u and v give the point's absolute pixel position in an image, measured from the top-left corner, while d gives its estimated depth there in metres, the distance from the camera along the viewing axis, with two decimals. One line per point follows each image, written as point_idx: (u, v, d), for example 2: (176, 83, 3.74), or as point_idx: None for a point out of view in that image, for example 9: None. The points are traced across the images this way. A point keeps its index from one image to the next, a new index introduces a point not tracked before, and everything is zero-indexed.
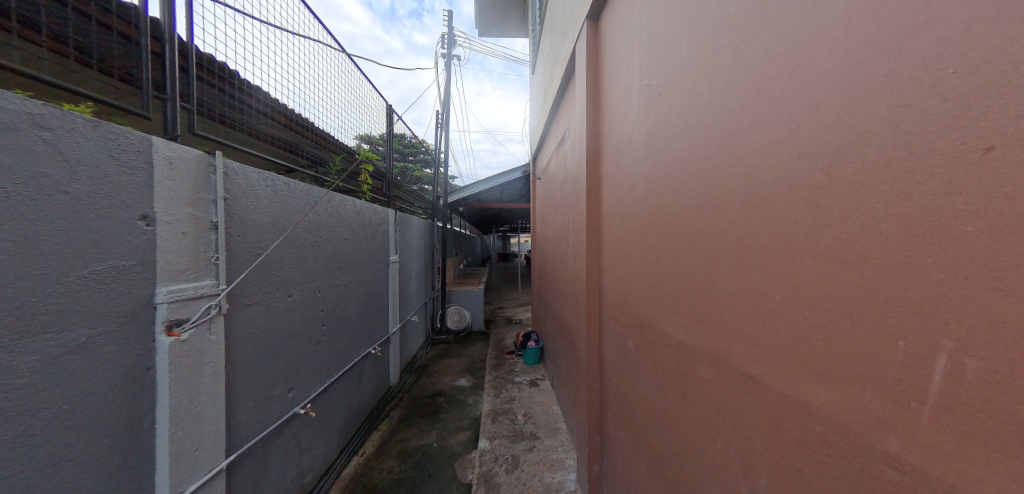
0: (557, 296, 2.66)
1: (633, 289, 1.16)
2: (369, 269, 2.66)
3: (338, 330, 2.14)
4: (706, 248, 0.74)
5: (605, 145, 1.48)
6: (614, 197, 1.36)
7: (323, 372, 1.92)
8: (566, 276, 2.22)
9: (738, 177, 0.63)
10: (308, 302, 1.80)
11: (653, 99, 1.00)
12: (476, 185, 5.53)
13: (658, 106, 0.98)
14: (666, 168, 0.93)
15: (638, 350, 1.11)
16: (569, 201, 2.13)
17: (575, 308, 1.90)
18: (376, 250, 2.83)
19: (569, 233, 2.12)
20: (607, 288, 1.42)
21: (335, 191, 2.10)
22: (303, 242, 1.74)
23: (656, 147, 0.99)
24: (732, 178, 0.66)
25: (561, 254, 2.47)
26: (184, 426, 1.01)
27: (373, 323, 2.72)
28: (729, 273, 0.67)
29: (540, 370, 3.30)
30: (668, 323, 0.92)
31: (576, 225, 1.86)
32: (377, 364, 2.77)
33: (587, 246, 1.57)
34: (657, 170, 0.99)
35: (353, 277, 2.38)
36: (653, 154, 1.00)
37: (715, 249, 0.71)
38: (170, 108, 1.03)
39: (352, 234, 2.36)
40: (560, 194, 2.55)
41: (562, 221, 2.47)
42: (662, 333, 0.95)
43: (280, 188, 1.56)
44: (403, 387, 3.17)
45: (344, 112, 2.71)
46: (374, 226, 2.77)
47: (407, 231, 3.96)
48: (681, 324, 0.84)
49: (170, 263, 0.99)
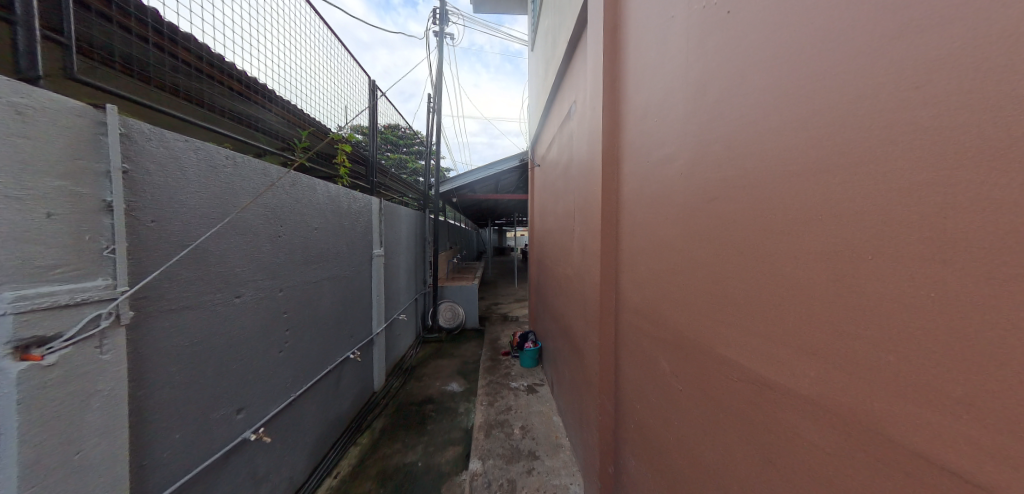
0: (559, 295, 2.40)
1: (671, 294, 0.90)
2: (346, 264, 2.37)
3: (307, 334, 1.85)
4: (837, 249, 0.51)
5: (626, 114, 1.20)
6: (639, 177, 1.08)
7: (288, 386, 1.65)
8: (571, 275, 1.96)
9: (955, 120, 0.38)
10: (266, 304, 1.51)
11: (725, 36, 0.72)
12: (470, 174, 5.20)
13: (733, 43, 0.70)
14: (750, 133, 0.67)
15: (682, 376, 0.86)
16: (576, 188, 1.86)
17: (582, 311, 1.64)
18: (355, 243, 2.54)
19: (575, 224, 1.86)
20: (627, 291, 1.16)
21: (298, 173, 1.79)
22: (255, 231, 1.43)
23: (726, 104, 0.72)
24: (922, 129, 0.41)
25: (564, 248, 2.20)
26: (55, 483, 0.73)
27: (353, 323, 2.44)
28: (900, 285, 0.44)
29: (538, 374, 3.06)
30: (747, 344, 0.68)
31: (585, 214, 1.59)
32: (357, 369, 2.51)
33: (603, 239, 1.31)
34: (725, 135, 0.73)
35: (328, 274, 2.10)
36: (721, 114, 0.73)
37: (869, 247, 0.47)
38: (23, 33, 0.73)
39: (324, 224, 2.06)
40: (564, 181, 2.26)
41: (566, 212, 2.18)
42: (733, 359, 0.71)
43: (220, 163, 1.25)
44: (388, 393, 2.90)
45: (317, 82, 2.37)
46: (352, 215, 2.47)
47: (394, 222, 3.66)
48: (770, 357, 0.63)
49: (22, 258, 0.69)
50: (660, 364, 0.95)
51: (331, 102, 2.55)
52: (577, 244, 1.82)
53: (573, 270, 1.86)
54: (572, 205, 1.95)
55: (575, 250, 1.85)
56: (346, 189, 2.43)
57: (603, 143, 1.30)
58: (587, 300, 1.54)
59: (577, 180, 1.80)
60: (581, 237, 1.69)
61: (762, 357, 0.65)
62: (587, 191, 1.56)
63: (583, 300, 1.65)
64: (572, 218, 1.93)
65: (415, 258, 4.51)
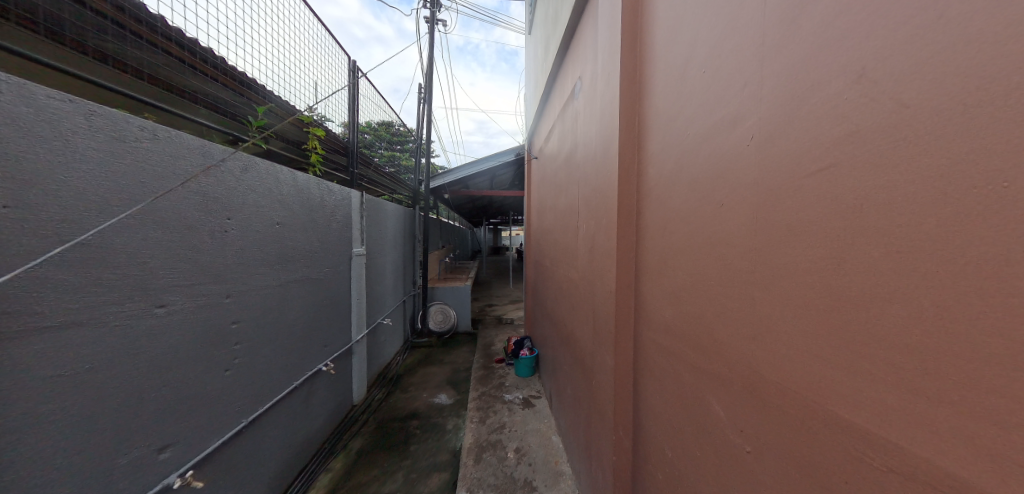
0: (560, 301, 2.16)
1: (733, 311, 0.67)
2: (319, 265, 2.10)
3: (268, 348, 1.58)
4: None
5: (655, 81, 0.96)
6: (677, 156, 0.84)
7: (240, 409, 1.39)
8: (574, 279, 1.72)
9: None
10: (208, 314, 1.24)
11: None
12: (463, 169, 4.93)
13: None
14: (862, 63, 0.42)
15: (748, 433, 0.62)
16: (582, 179, 1.61)
17: (590, 323, 1.40)
18: (331, 241, 2.26)
19: (580, 220, 1.62)
20: (658, 303, 0.93)
21: (256, 158, 1.51)
22: (190, 225, 1.16)
23: (823, 31, 0.47)
24: None
25: (566, 247, 1.96)
26: None
27: (327, 331, 2.17)
28: None
29: (535, 384, 2.82)
30: (859, 396, 0.43)
31: (595, 209, 1.34)
32: (332, 382, 2.24)
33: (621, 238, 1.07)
34: (818, 78, 0.48)
35: (295, 276, 1.83)
36: (813, 51, 0.49)
37: None
38: None
39: (290, 219, 1.78)
40: (566, 172, 2.02)
41: (568, 207, 1.94)
42: (836, 413, 0.46)
43: (133, 138, 0.97)
44: (369, 408, 2.63)
45: (297, 59, 2.07)
46: (325, 209, 2.18)
47: (379, 219, 3.38)
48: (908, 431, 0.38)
49: None
50: (713, 404, 0.71)
51: (315, 82, 2.26)
52: (582, 244, 1.58)
53: (578, 274, 1.61)
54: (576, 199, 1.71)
55: (580, 251, 1.61)
56: (320, 180, 2.15)
57: (619, 119, 1.06)
58: (596, 309, 1.31)
59: (585, 169, 1.55)
60: (588, 235, 1.44)
61: (892, 423, 0.40)
62: (598, 179, 1.32)
63: (590, 310, 1.41)
64: (577, 214, 1.69)
65: (404, 257, 4.23)
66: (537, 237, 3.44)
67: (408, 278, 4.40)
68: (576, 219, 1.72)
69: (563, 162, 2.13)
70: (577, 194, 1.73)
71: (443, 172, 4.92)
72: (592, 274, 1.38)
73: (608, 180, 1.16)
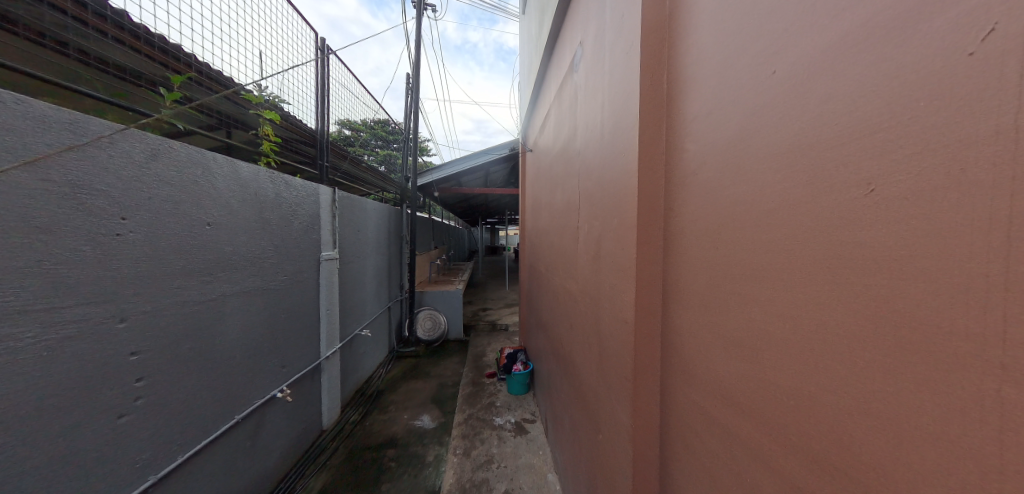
0: (557, 315, 1.85)
1: (896, 393, 0.35)
2: (274, 274, 1.79)
3: (193, 381, 1.28)
4: None
5: (701, 26, 0.67)
6: (766, 118, 0.53)
7: (137, 465, 1.07)
8: (575, 293, 1.41)
9: None
10: (82, 350, 0.93)
11: None
12: (454, 166, 4.61)
13: None
14: None
15: None
16: (583, 168, 1.31)
17: (598, 352, 1.09)
18: (291, 245, 1.96)
19: (581, 220, 1.31)
20: (721, 347, 0.63)
21: (174, 144, 1.21)
22: (45, 231, 0.85)
23: None
24: None
25: (563, 253, 1.67)
26: None
27: (286, 351, 1.87)
28: None
29: (529, 404, 2.53)
30: None
31: (602, 205, 1.03)
32: (291, 408, 1.92)
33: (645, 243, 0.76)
34: None
35: (235, 288, 1.50)
36: None
37: None
38: None
39: (229, 221, 1.47)
40: (563, 163, 1.72)
41: (566, 205, 1.63)
42: None
43: None
44: (340, 434, 2.31)
45: (250, 28, 1.74)
46: (283, 208, 1.87)
47: (359, 219, 3.07)
48: None
49: None
50: None
51: (275, 59, 1.93)
52: (583, 250, 1.27)
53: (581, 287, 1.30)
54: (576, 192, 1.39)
55: (582, 259, 1.29)
56: (277, 174, 1.84)
57: (642, 85, 0.77)
58: (604, 337, 1.01)
59: (586, 155, 1.25)
60: (593, 240, 1.13)
61: None
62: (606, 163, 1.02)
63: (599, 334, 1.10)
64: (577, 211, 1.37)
65: (388, 260, 3.92)
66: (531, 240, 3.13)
67: (393, 283, 4.07)
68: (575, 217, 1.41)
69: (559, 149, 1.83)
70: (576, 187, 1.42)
71: (432, 169, 4.60)
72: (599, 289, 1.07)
73: (626, 164, 0.86)
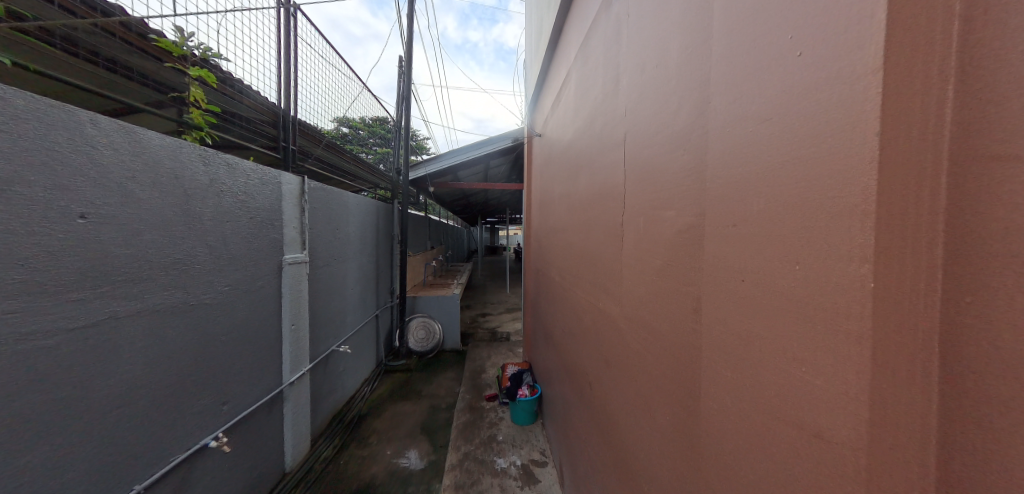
0: (580, 340, 1.43)
1: None
2: (210, 286, 1.37)
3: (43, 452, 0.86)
4: None
5: None
6: None
7: None
8: (617, 317, 0.98)
9: None
10: None
11: None
12: (450, 158, 4.19)
13: None
14: None
15: None
16: (636, 133, 0.87)
17: (677, 429, 0.66)
18: (238, 248, 1.53)
19: (633, 208, 0.87)
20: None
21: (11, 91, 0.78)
22: None
23: None
24: None
25: (591, 258, 1.24)
26: None
27: (225, 384, 1.45)
28: None
29: (538, 441, 2.11)
30: None
31: (699, 175, 0.59)
32: (236, 457, 1.50)
33: (896, 239, 0.30)
34: None
35: (137, 307, 1.09)
36: None
37: None
38: None
39: (123, 215, 1.04)
40: (591, 137, 1.29)
41: (596, 192, 1.19)
42: None
43: None
44: (306, 477, 1.89)
45: None
46: (223, 198, 1.44)
47: (338, 215, 2.64)
48: None
49: None
50: None
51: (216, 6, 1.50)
52: (637, 256, 0.84)
53: (632, 311, 0.87)
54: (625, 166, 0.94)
55: (633, 270, 0.86)
56: (218, 155, 1.42)
57: None
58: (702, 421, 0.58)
59: (649, 103, 0.80)
60: (664, 243, 0.70)
61: None
62: (715, 95, 0.56)
63: (678, 398, 0.68)
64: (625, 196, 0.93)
65: (376, 262, 3.49)
66: (538, 241, 2.70)
67: (381, 287, 3.65)
68: (620, 204, 0.96)
69: (585, 117, 1.37)
70: (621, 160, 0.97)
71: (425, 161, 4.17)
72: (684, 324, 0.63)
73: (785, 83, 0.42)
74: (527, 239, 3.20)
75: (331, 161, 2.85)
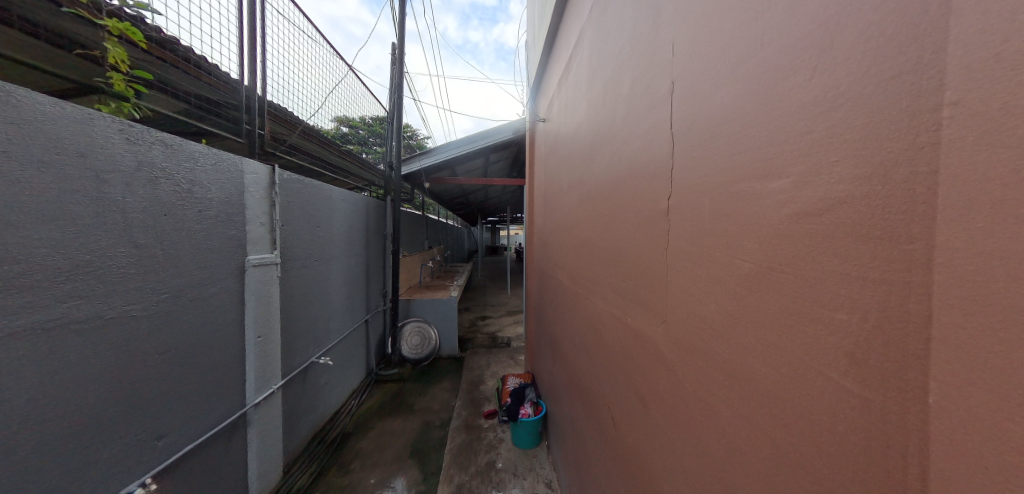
0: (595, 361, 1.17)
1: None
2: (139, 298, 1.11)
3: None
4: None
5: None
6: None
7: None
8: (664, 343, 0.71)
9: None
10: None
11: None
12: (446, 152, 3.93)
13: None
14: None
15: None
16: (694, 74, 0.59)
17: None
18: (183, 248, 1.27)
19: (691, 189, 0.60)
20: None
21: None
22: None
23: None
24: None
25: (611, 263, 0.99)
26: None
27: (162, 415, 1.19)
28: None
29: (544, 469, 1.85)
30: None
31: (854, 109, 0.32)
32: None
33: None
34: None
35: (21, 327, 0.83)
36: None
37: None
38: None
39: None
40: (612, 104, 1.01)
41: (621, 174, 0.92)
42: None
43: None
44: None
45: None
46: (160, 186, 1.18)
47: (319, 213, 2.38)
48: None
49: None
50: None
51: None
52: (699, 258, 0.56)
53: (693, 339, 0.59)
54: (674, 126, 0.66)
55: (692, 281, 0.59)
56: (148, 130, 1.15)
57: None
58: None
59: (725, 16, 0.51)
60: (760, 238, 0.44)
61: None
62: None
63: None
64: (677, 170, 0.64)
65: (365, 264, 3.23)
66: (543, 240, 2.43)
67: (371, 290, 3.40)
68: (666, 182, 0.68)
69: (604, 82, 1.09)
70: (667, 121, 0.69)
71: (419, 155, 3.91)
72: (817, 378, 0.36)
73: None
74: (529, 238, 2.93)
75: (312, 152, 2.59)
